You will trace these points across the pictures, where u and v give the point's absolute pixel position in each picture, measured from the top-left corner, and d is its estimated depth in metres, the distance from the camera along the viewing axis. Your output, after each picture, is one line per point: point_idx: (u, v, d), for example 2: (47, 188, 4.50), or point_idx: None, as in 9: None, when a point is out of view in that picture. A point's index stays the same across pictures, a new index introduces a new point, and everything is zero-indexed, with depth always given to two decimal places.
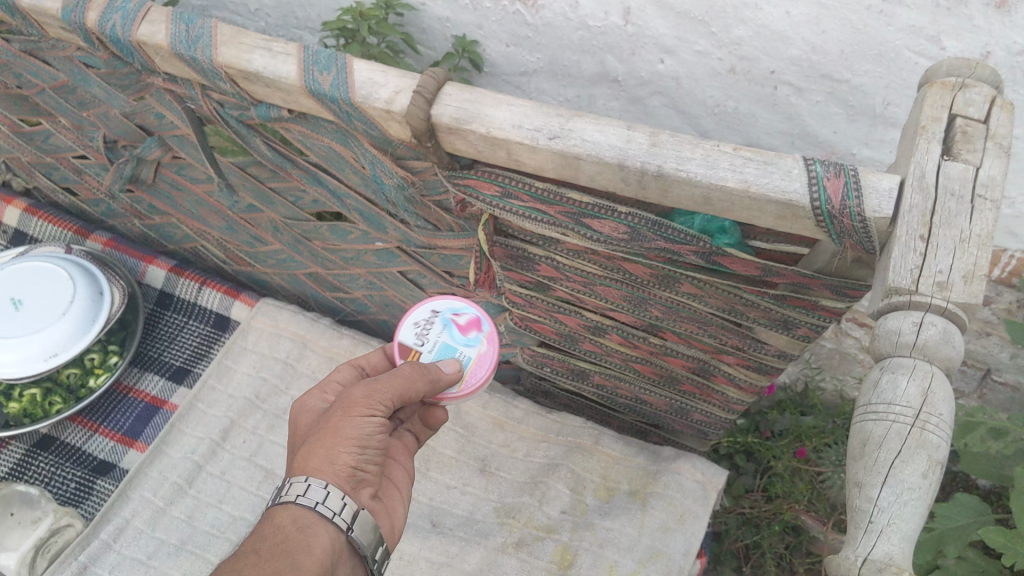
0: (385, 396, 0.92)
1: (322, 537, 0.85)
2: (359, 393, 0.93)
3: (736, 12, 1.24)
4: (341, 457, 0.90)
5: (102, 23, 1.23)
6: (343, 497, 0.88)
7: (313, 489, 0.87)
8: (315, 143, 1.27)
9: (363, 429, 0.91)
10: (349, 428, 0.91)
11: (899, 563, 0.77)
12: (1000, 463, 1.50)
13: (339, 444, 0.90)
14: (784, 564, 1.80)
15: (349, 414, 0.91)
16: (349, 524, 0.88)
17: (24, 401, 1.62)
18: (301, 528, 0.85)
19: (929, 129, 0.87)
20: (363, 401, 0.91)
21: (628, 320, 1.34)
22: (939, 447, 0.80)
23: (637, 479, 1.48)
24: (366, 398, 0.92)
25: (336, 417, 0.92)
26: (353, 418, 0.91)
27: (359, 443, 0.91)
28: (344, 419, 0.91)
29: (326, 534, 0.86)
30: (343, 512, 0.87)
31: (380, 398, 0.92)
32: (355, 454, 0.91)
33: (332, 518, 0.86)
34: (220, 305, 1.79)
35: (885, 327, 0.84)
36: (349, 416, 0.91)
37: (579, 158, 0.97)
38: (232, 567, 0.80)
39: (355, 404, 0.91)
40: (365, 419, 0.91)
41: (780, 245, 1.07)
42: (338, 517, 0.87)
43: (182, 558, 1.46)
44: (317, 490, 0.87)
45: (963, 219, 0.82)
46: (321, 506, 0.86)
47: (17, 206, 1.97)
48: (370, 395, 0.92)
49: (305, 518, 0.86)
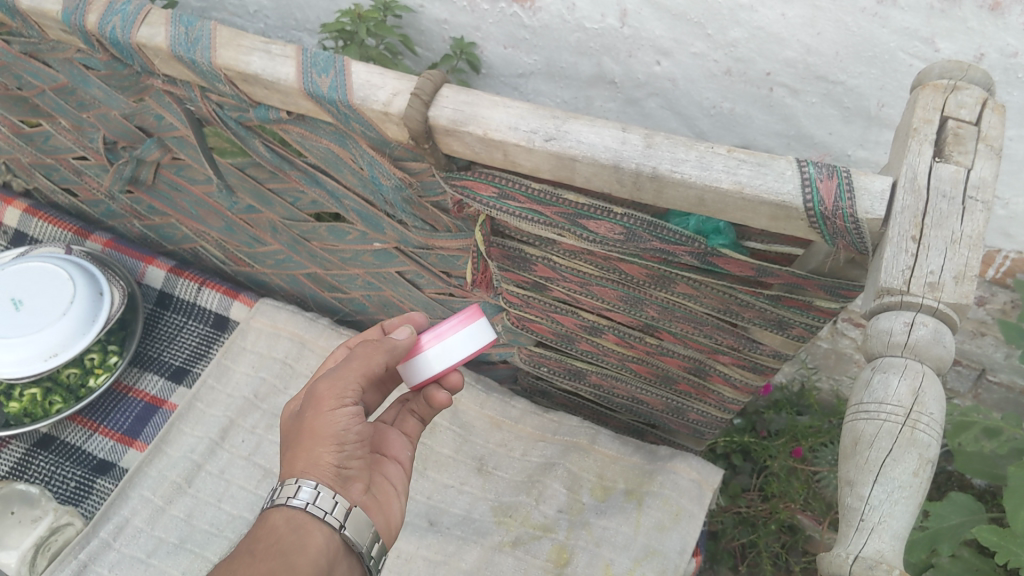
0: (349, 381, 0.95)
1: (316, 535, 0.86)
2: (325, 388, 0.95)
3: (731, 14, 1.25)
4: (323, 457, 0.92)
5: (102, 25, 1.24)
6: (333, 496, 0.89)
7: (303, 489, 0.87)
8: (313, 144, 1.28)
9: (338, 423, 0.93)
10: (326, 426, 0.93)
11: (891, 560, 0.78)
12: (994, 463, 1.51)
13: (320, 443, 0.92)
14: (780, 564, 1.82)
15: (321, 411, 0.93)
16: (342, 522, 0.88)
17: (24, 401, 1.63)
18: (294, 528, 0.85)
19: (921, 131, 0.88)
20: (331, 395, 0.94)
21: (623, 320, 1.35)
22: (930, 446, 0.81)
23: (632, 478, 1.49)
24: (333, 389, 0.94)
25: (310, 417, 0.93)
26: (325, 414, 0.93)
27: (338, 439, 0.93)
28: (317, 417, 0.93)
29: (320, 533, 0.86)
30: (335, 510, 0.88)
31: (345, 385, 0.94)
32: (335, 452, 0.93)
33: (323, 517, 0.87)
34: (219, 305, 1.80)
35: (876, 327, 0.85)
36: (322, 414, 0.93)
37: (574, 159, 0.98)
38: (227, 566, 0.79)
39: (325, 400, 0.93)
40: (339, 413, 0.93)
41: (775, 245, 1.08)
42: (330, 516, 0.87)
43: (181, 557, 1.47)
44: (308, 490, 0.87)
45: (955, 220, 0.83)
46: (312, 507, 0.86)
47: (17, 206, 1.98)
48: (335, 386, 0.94)
49: (298, 519, 0.86)
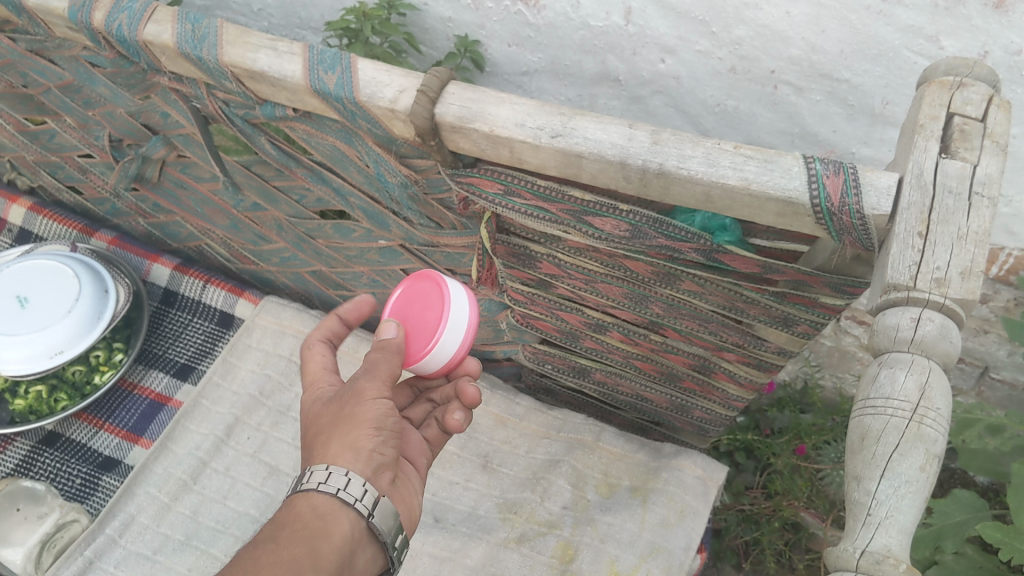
0: (385, 377, 0.98)
1: (343, 521, 0.86)
2: (365, 381, 0.97)
3: (736, 12, 1.25)
4: (360, 442, 0.91)
5: (109, 23, 1.24)
6: (364, 484, 0.88)
7: (335, 475, 0.88)
8: (319, 141, 1.29)
9: (377, 411, 0.94)
10: (365, 412, 0.93)
11: (897, 554, 0.79)
12: (999, 461, 1.51)
13: (357, 428, 0.92)
14: (784, 561, 1.82)
15: (361, 400, 0.94)
16: (370, 510, 0.89)
17: (30, 398, 1.63)
18: (321, 515, 0.85)
19: (927, 128, 0.89)
20: (371, 387, 0.96)
21: (629, 318, 1.35)
22: (936, 441, 0.81)
23: (638, 475, 1.49)
24: (373, 382, 0.96)
25: (350, 405, 0.94)
26: (365, 401, 0.94)
27: (376, 425, 0.93)
28: (357, 405, 0.94)
29: (345, 519, 0.87)
30: (365, 498, 0.88)
31: (382, 380, 0.97)
32: (372, 437, 0.92)
33: (353, 503, 0.87)
34: (223, 303, 1.80)
35: (883, 323, 0.85)
36: (362, 403, 0.94)
37: (581, 156, 0.98)
38: (254, 550, 0.79)
39: (365, 390, 0.95)
40: (377, 401, 0.95)
41: (781, 242, 1.09)
42: (359, 503, 0.88)
43: (187, 554, 1.47)
44: (339, 476, 0.88)
45: (961, 216, 0.83)
46: (342, 493, 0.87)
47: (22, 205, 1.98)
48: (373, 380, 0.97)
49: (325, 506, 0.86)
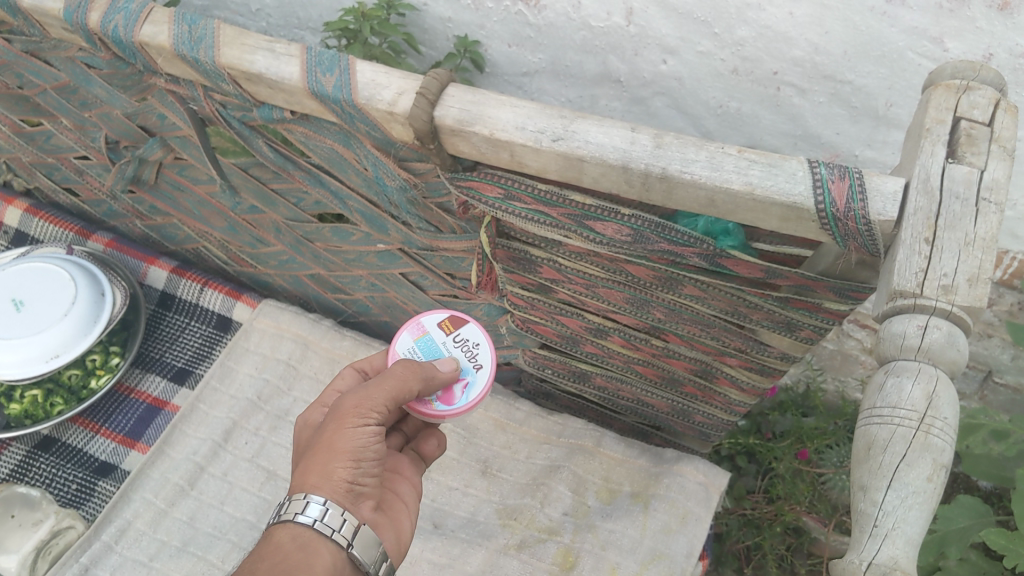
0: (375, 402, 0.92)
1: (323, 555, 0.86)
2: (351, 403, 0.92)
3: (738, 13, 1.24)
4: (337, 472, 0.89)
5: (104, 23, 1.22)
6: (342, 514, 0.88)
7: (312, 505, 0.87)
8: (317, 144, 1.27)
9: (357, 441, 0.91)
10: (344, 441, 0.90)
11: (905, 567, 0.76)
12: (1003, 465, 1.50)
13: (335, 458, 0.89)
14: (785, 566, 1.82)
15: (342, 426, 0.91)
16: (350, 541, 0.88)
17: (25, 402, 1.62)
18: (300, 546, 0.85)
19: (934, 131, 0.87)
20: (355, 411, 0.91)
21: (629, 322, 1.34)
22: (943, 451, 0.80)
23: (640, 481, 1.48)
24: (359, 407, 0.91)
25: (330, 431, 0.91)
26: (346, 430, 0.90)
27: (354, 455, 0.90)
28: (337, 431, 0.91)
29: (325, 550, 0.86)
30: (343, 529, 0.87)
31: (372, 405, 0.92)
32: (351, 469, 0.90)
33: (331, 534, 0.86)
34: (221, 306, 1.79)
35: (889, 330, 0.83)
36: (343, 429, 0.91)
37: (582, 160, 0.97)
38: None
39: (348, 416, 0.91)
40: (359, 429, 0.91)
41: (784, 246, 1.07)
42: (337, 534, 0.87)
43: (184, 560, 1.46)
44: (315, 506, 0.87)
45: (968, 221, 0.81)
46: (319, 524, 0.86)
47: (18, 206, 1.97)
48: (360, 405, 0.92)
49: (304, 537, 0.86)
